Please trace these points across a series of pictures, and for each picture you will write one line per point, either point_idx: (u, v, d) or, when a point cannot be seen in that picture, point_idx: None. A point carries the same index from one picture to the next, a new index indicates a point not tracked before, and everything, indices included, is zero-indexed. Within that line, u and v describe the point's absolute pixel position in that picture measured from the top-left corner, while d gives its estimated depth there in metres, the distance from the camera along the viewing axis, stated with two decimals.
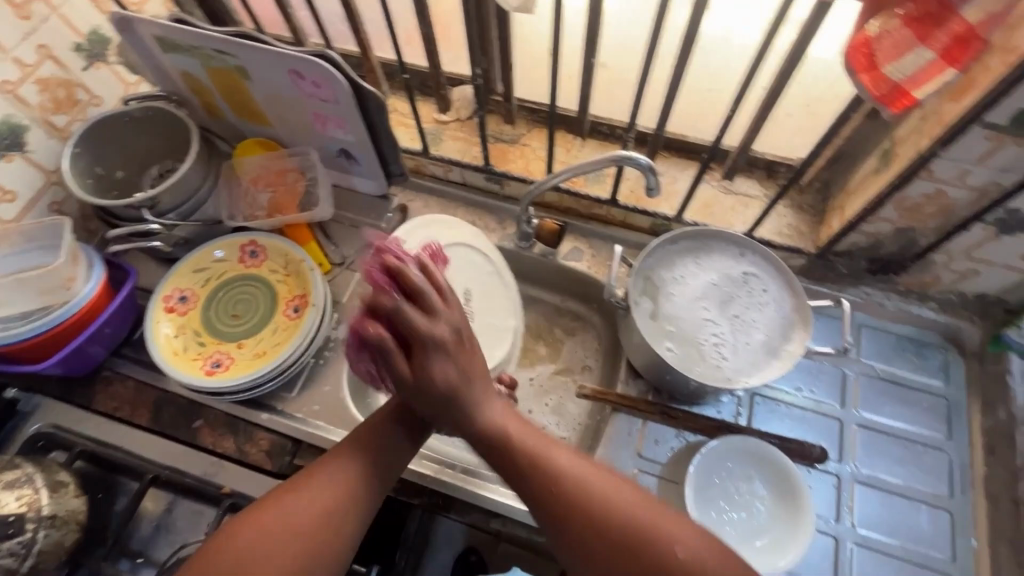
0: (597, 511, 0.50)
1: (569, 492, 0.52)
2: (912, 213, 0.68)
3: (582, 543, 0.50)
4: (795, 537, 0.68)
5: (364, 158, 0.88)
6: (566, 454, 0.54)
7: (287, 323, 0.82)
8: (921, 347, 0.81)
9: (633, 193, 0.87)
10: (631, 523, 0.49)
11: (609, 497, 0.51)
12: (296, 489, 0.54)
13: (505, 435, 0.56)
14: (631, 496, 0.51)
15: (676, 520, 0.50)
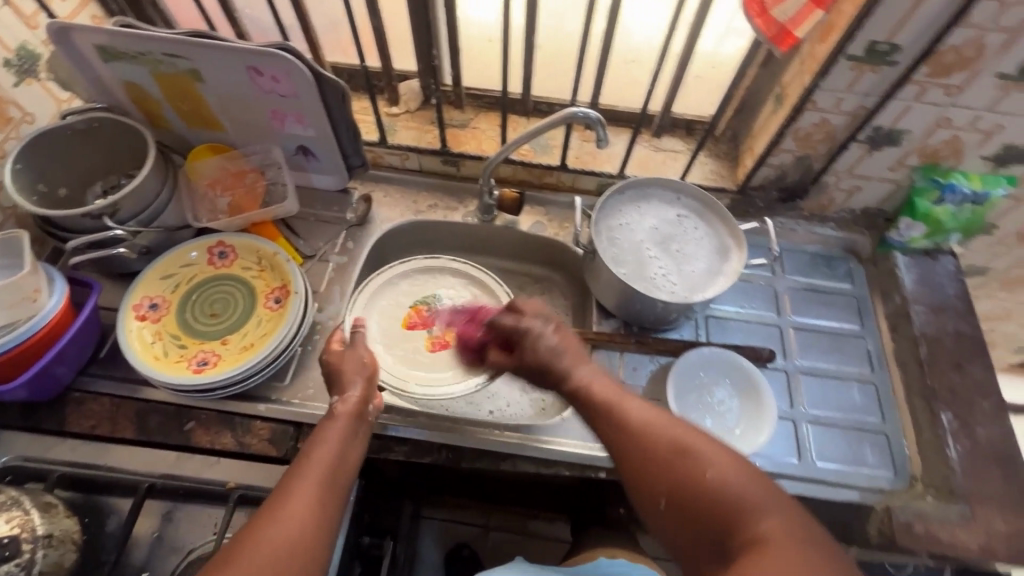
0: (651, 444, 0.55)
1: (631, 436, 0.56)
2: (806, 141, 0.83)
3: (641, 480, 0.54)
4: (762, 422, 0.80)
5: (324, 152, 0.92)
6: (636, 405, 0.59)
7: (270, 314, 0.82)
8: (829, 259, 0.97)
9: (579, 159, 0.97)
10: (682, 453, 0.53)
11: (667, 432, 0.55)
12: (279, 507, 0.56)
13: (584, 387, 0.63)
14: (690, 439, 0.54)
15: (712, 449, 0.52)
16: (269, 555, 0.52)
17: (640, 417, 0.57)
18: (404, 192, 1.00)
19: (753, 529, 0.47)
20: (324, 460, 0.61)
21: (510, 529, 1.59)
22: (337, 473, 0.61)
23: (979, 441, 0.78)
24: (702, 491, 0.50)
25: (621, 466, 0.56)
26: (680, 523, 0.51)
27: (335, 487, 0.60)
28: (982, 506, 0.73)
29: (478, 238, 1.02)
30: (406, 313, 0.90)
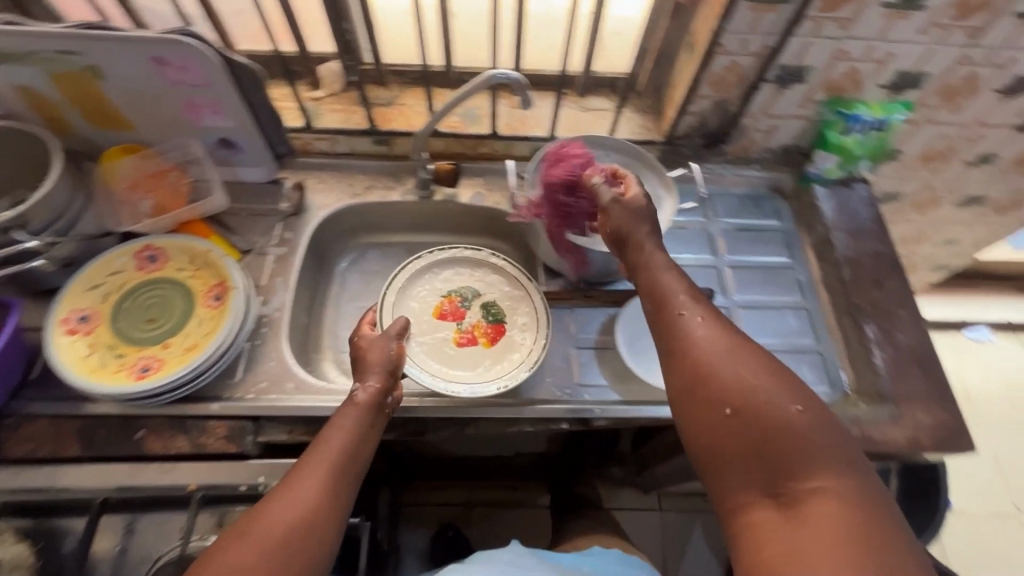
0: (728, 362, 0.56)
1: (709, 353, 0.57)
2: (721, 85, 0.87)
3: (709, 389, 0.56)
4: None
5: (248, 143, 0.89)
6: (712, 325, 0.60)
7: (211, 312, 0.79)
8: (757, 199, 1.03)
9: (510, 126, 0.98)
10: (761, 381, 0.54)
11: (743, 360, 0.56)
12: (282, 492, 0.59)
13: (665, 292, 0.64)
14: (765, 370, 0.56)
15: (805, 388, 0.54)
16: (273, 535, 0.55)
17: (720, 337, 0.58)
18: (338, 177, 0.98)
19: (804, 484, 0.50)
20: (336, 448, 0.65)
21: (493, 503, 1.63)
22: (350, 459, 0.65)
23: (900, 346, 0.84)
24: (779, 423, 0.52)
25: (688, 370, 0.58)
26: (735, 440, 0.53)
27: (345, 471, 0.64)
28: (908, 403, 0.80)
29: (421, 216, 1.02)
30: (439, 302, 0.90)
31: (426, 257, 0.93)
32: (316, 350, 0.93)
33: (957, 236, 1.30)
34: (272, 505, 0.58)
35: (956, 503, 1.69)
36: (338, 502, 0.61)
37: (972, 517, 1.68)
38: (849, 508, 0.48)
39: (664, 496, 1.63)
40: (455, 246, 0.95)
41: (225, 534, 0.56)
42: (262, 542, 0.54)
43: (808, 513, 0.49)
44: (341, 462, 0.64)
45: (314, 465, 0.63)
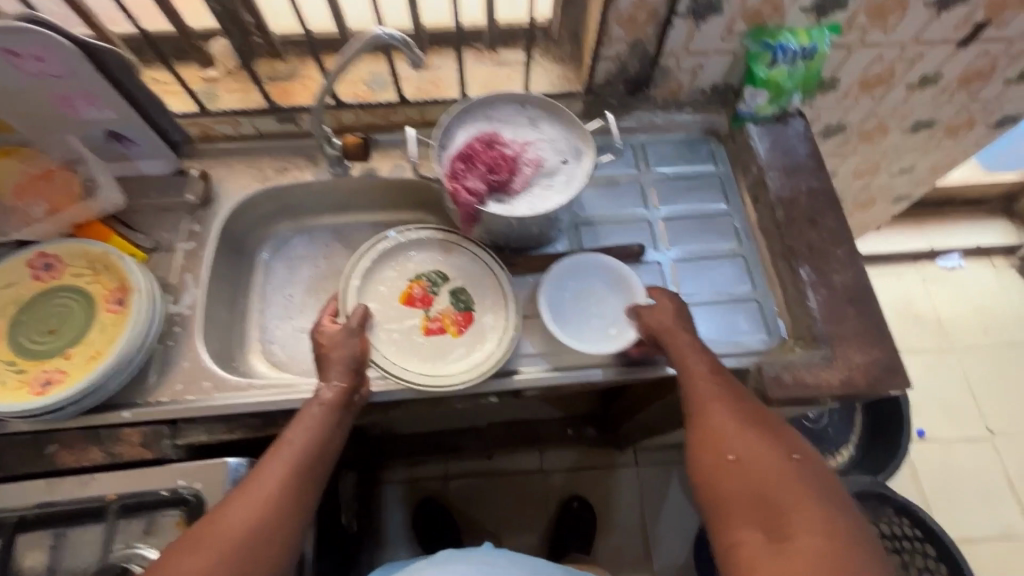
0: (738, 420, 0.67)
1: (719, 411, 0.68)
2: (632, 25, 0.80)
3: (718, 442, 0.66)
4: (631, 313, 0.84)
5: (137, 134, 0.83)
6: (718, 387, 0.70)
7: (114, 318, 0.76)
8: (692, 145, 0.98)
9: (420, 90, 0.92)
10: (760, 436, 0.65)
11: (745, 416, 0.68)
12: (243, 499, 0.61)
13: (679, 354, 0.73)
14: (760, 427, 0.66)
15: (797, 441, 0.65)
16: (234, 538, 0.58)
17: (730, 401, 0.69)
18: (247, 162, 0.93)
19: (793, 523, 0.58)
20: (303, 447, 0.66)
21: (471, 475, 1.63)
22: (312, 459, 0.66)
23: (835, 286, 0.81)
24: (778, 473, 0.62)
25: (705, 432, 0.67)
26: (739, 485, 0.63)
27: (305, 470, 0.65)
28: (842, 345, 0.77)
29: (341, 193, 0.97)
30: (406, 287, 0.87)
31: (394, 238, 0.88)
32: (241, 344, 0.90)
33: (911, 165, 1.26)
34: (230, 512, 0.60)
35: (928, 430, 1.70)
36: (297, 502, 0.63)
37: (945, 443, 1.69)
38: (822, 540, 0.56)
39: (639, 450, 1.64)
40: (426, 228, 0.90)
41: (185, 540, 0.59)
42: (213, 549, 0.57)
43: (792, 545, 0.57)
44: (302, 463, 0.65)
45: (274, 466, 0.64)
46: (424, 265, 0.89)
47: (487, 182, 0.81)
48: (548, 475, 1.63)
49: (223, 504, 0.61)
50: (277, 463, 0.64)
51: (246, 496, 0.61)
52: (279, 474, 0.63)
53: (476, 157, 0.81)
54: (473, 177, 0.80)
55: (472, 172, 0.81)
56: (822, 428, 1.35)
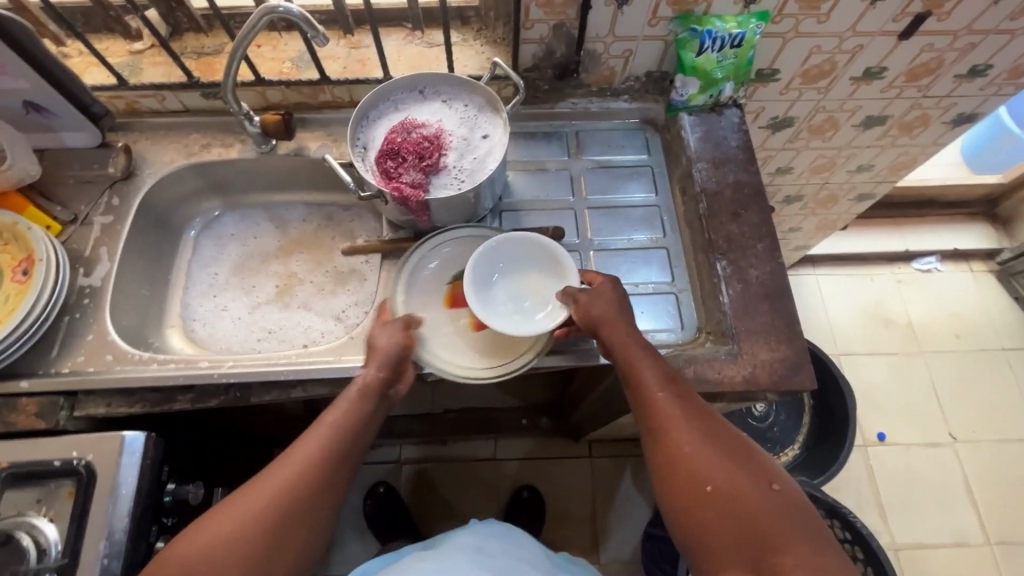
0: (715, 444, 0.63)
1: (688, 434, 0.64)
2: (551, 7, 0.79)
3: (689, 467, 0.62)
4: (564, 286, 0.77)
5: (54, 105, 0.83)
6: (685, 407, 0.66)
7: (17, 288, 0.76)
8: (625, 134, 0.96)
9: (346, 68, 0.91)
10: (735, 463, 0.61)
11: (722, 440, 0.64)
12: (258, 489, 0.61)
13: (631, 367, 0.69)
14: (734, 452, 0.63)
15: (772, 469, 0.62)
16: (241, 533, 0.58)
17: (703, 425, 0.64)
18: (173, 137, 0.92)
19: (778, 556, 0.54)
20: (323, 446, 0.65)
21: (424, 459, 1.64)
22: (337, 457, 0.65)
23: (750, 282, 0.80)
24: (756, 503, 0.58)
25: (669, 450, 0.64)
26: (716, 514, 0.58)
27: (329, 468, 0.64)
28: (750, 341, 0.76)
29: (270, 172, 0.96)
30: (448, 289, 0.83)
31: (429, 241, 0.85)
32: (160, 320, 0.91)
33: (869, 162, 1.23)
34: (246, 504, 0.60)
35: (889, 434, 1.68)
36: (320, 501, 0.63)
37: (905, 448, 1.66)
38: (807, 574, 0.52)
39: (593, 442, 1.65)
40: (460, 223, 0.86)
41: (193, 529, 0.59)
42: (229, 533, 0.58)
43: None
44: (327, 457, 0.65)
45: (296, 461, 0.64)
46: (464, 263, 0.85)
47: (422, 169, 0.77)
48: (501, 462, 1.64)
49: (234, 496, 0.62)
50: (291, 460, 0.64)
51: (257, 491, 0.61)
52: (300, 469, 0.63)
53: (402, 149, 0.77)
54: (401, 170, 0.77)
55: (398, 163, 0.77)
56: (768, 427, 1.38)
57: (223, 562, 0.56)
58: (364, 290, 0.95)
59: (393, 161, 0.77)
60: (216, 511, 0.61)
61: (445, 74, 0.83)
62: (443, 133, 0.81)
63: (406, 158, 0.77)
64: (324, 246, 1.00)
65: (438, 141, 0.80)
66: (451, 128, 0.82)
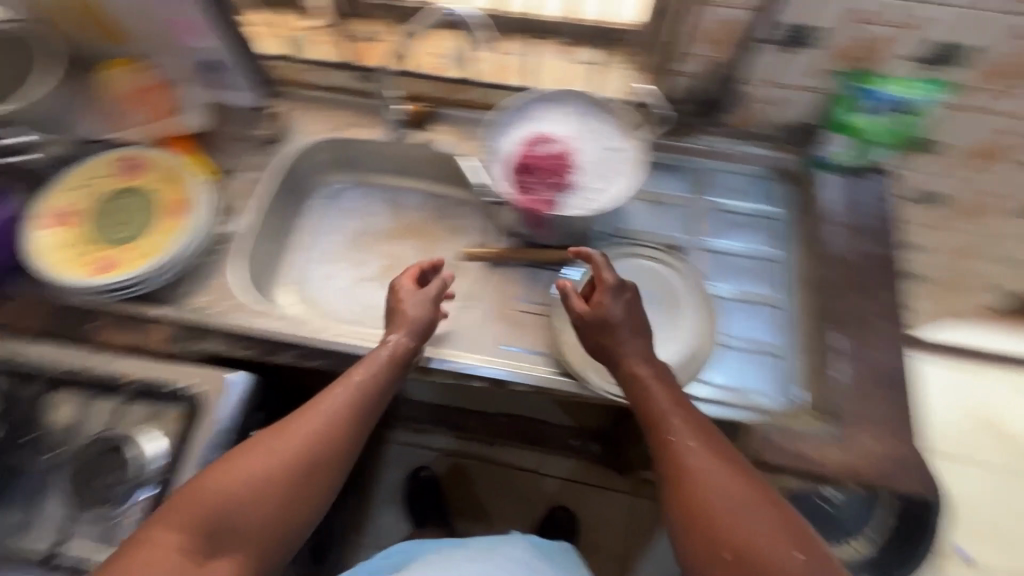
0: (738, 499, 0.57)
1: (709, 486, 0.58)
2: (713, 43, 0.78)
3: (705, 523, 0.56)
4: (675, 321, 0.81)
5: (230, 66, 0.91)
6: (707, 455, 0.61)
7: (171, 225, 0.85)
8: (754, 181, 0.92)
9: (491, 73, 0.94)
10: (760, 522, 0.55)
11: (747, 493, 0.57)
12: (273, 435, 0.64)
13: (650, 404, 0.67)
14: (763, 509, 0.56)
15: (809, 537, 0.55)
16: (252, 479, 0.60)
17: (721, 474, 0.59)
18: (319, 110, 0.99)
19: None
20: (337, 403, 0.67)
21: (469, 455, 1.66)
22: (353, 414, 0.68)
23: (867, 362, 0.76)
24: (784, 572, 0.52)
25: (688, 504, 0.58)
26: None
27: (342, 424, 0.66)
28: (860, 428, 0.72)
29: (397, 157, 1.01)
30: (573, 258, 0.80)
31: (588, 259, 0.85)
32: (277, 278, 0.98)
33: (1014, 255, 1.11)
34: (265, 449, 0.62)
35: None
36: (338, 454, 0.65)
37: None
38: None
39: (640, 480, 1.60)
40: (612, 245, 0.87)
41: (208, 465, 0.61)
42: (240, 479, 0.59)
43: None
44: (343, 416, 0.67)
45: (312, 416, 0.66)
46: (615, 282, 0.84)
47: (553, 186, 0.79)
48: (542, 478, 1.63)
49: (250, 441, 0.63)
50: (306, 415, 0.66)
51: (271, 439, 0.63)
52: (312, 424, 0.65)
53: (535, 165, 0.80)
54: (532, 187, 0.79)
55: (530, 180, 0.79)
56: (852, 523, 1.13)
57: (243, 500, 0.59)
58: (460, 287, 0.98)
59: (527, 179, 0.79)
60: (233, 450, 0.63)
61: (587, 94, 0.84)
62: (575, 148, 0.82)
63: (538, 175, 0.79)
64: (430, 236, 1.03)
65: (571, 157, 0.81)
66: (585, 142, 0.82)
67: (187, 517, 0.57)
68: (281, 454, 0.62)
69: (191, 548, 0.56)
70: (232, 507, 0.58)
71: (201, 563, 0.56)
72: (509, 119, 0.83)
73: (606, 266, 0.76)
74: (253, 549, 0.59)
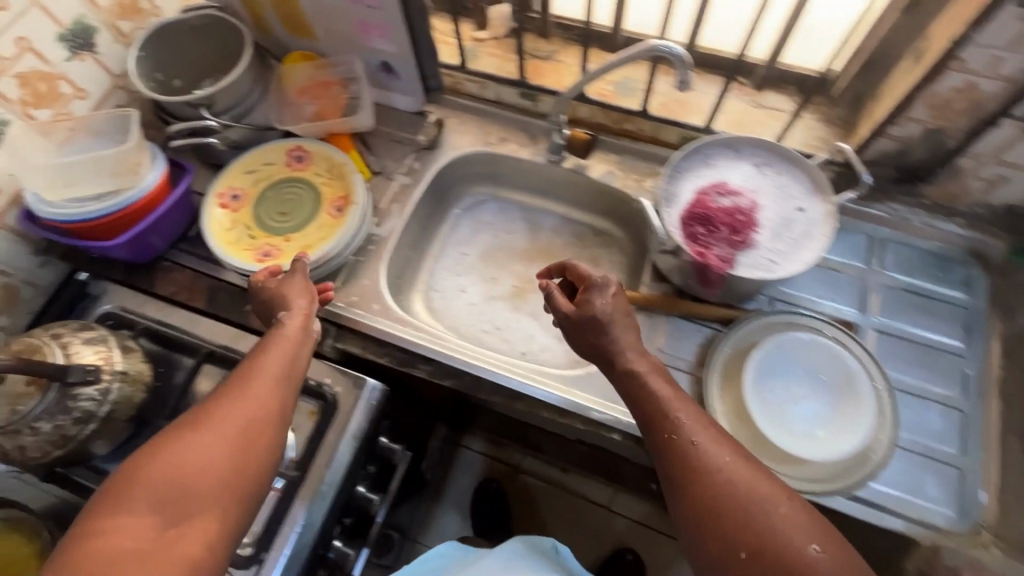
0: (737, 504, 0.53)
1: (722, 496, 0.54)
2: (941, 110, 0.69)
3: (722, 529, 0.53)
4: (853, 412, 0.70)
5: (403, 70, 0.92)
6: (722, 464, 0.56)
7: (330, 221, 0.87)
8: (945, 262, 0.82)
9: (663, 106, 0.90)
10: (776, 525, 0.51)
11: (748, 491, 0.53)
12: (213, 403, 0.59)
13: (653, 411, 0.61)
14: (776, 512, 0.52)
15: (817, 526, 0.51)
16: (213, 441, 0.56)
17: (726, 472, 0.55)
18: (476, 121, 0.98)
19: None
20: (273, 357, 0.64)
21: (541, 477, 1.62)
22: (288, 368, 0.65)
23: None
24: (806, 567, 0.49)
25: (703, 516, 0.54)
26: None
27: (279, 369, 0.64)
28: None
29: (544, 178, 0.99)
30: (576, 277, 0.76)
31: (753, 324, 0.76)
32: (411, 283, 0.98)
33: None
34: (213, 411, 0.58)
35: None
36: (284, 404, 0.62)
37: None
38: None
39: None
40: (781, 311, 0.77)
41: (146, 444, 0.56)
42: (196, 447, 0.55)
43: None
44: (279, 367, 0.64)
45: (254, 371, 0.62)
46: (782, 354, 0.74)
47: (731, 244, 0.74)
48: (614, 516, 1.56)
49: (188, 420, 0.57)
50: (244, 375, 0.62)
51: (212, 410, 0.58)
52: (252, 380, 0.61)
53: (713, 218, 0.75)
54: (704, 239, 0.74)
55: (703, 232, 0.75)
56: None
57: (198, 468, 0.54)
58: None
59: (700, 230, 0.75)
60: (169, 433, 0.56)
61: (776, 143, 0.77)
62: (754, 203, 0.76)
63: (712, 228, 0.74)
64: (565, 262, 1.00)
65: (749, 212, 0.75)
66: (766, 196, 0.76)
67: (137, 493, 0.51)
68: (231, 408, 0.59)
69: (155, 520, 0.51)
70: (196, 470, 0.54)
71: (172, 531, 0.51)
72: (684, 164, 0.78)
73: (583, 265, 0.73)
74: (227, 505, 0.54)
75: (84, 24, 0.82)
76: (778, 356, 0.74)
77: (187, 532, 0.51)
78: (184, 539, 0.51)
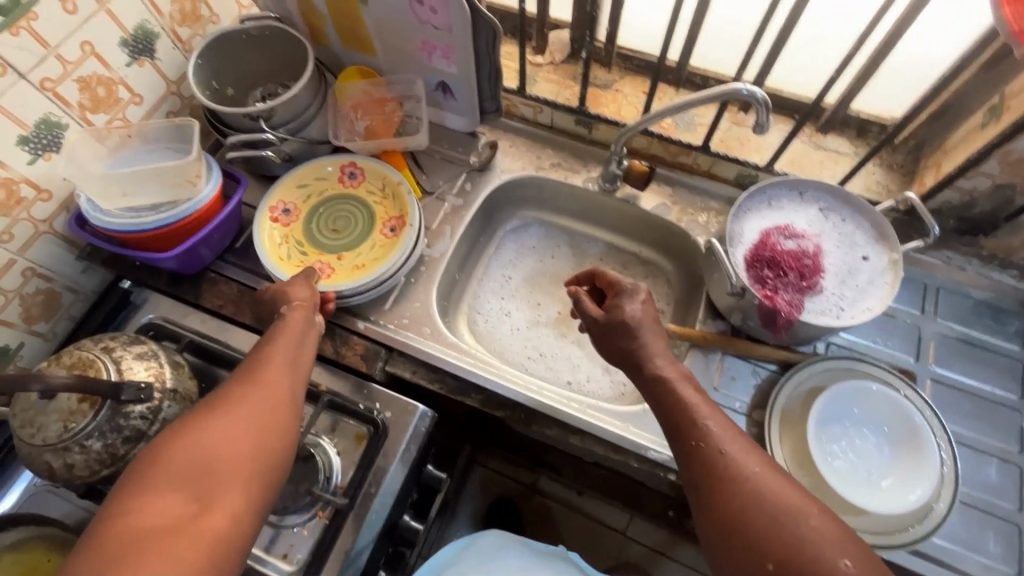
0: (760, 514, 0.51)
1: (745, 506, 0.52)
2: (1015, 167, 0.69)
3: (745, 544, 0.51)
4: (915, 466, 0.70)
5: (461, 91, 0.91)
6: (751, 471, 0.54)
7: (384, 241, 0.86)
8: (999, 312, 0.82)
9: (722, 142, 0.90)
10: (805, 539, 0.49)
11: (777, 503, 0.52)
12: (232, 390, 0.58)
13: (674, 420, 0.60)
14: (805, 524, 0.50)
15: (851, 544, 0.49)
16: (233, 422, 0.55)
17: (753, 483, 0.53)
18: (529, 144, 0.97)
19: None
20: (283, 349, 0.64)
21: None
22: (298, 361, 0.64)
23: None
24: None
25: (726, 526, 0.53)
26: None
27: (289, 362, 0.63)
28: None
29: (593, 206, 0.99)
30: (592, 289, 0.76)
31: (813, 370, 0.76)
32: (456, 305, 0.96)
33: None
34: (225, 398, 0.57)
35: None
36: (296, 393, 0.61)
37: None
38: None
39: None
40: (840, 359, 0.77)
41: (160, 434, 0.54)
42: (215, 428, 0.54)
43: None
44: (290, 359, 0.63)
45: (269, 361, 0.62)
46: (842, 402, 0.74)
47: (800, 289, 0.74)
48: None
49: (209, 405, 0.56)
50: (259, 364, 0.61)
51: (231, 394, 0.57)
52: (267, 368, 0.61)
53: (781, 262, 0.74)
54: (771, 284, 0.74)
55: (769, 275, 0.74)
56: None
57: (218, 449, 0.52)
58: None
59: (766, 274, 0.74)
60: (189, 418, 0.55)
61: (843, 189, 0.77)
62: (819, 248, 0.76)
63: (779, 273, 0.74)
64: None
65: (814, 258, 0.75)
66: (831, 242, 0.76)
67: (158, 475, 0.49)
68: (246, 396, 0.57)
69: (180, 498, 0.49)
70: (218, 448, 0.52)
71: (197, 505, 0.49)
72: (749, 204, 0.78)
73: (613, 272, 0.73)
74: (248, 485, 0.52)
75: (146, 30, 0.80)
76: (839, 403, 0.74)
77: (214, 509, 0.49)
78: (212, 515, 0.49)
